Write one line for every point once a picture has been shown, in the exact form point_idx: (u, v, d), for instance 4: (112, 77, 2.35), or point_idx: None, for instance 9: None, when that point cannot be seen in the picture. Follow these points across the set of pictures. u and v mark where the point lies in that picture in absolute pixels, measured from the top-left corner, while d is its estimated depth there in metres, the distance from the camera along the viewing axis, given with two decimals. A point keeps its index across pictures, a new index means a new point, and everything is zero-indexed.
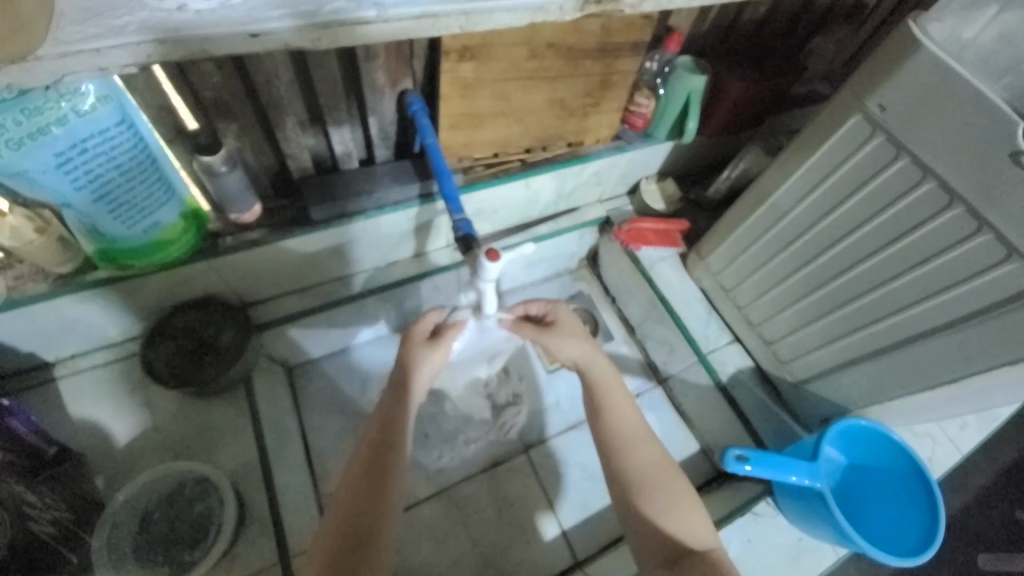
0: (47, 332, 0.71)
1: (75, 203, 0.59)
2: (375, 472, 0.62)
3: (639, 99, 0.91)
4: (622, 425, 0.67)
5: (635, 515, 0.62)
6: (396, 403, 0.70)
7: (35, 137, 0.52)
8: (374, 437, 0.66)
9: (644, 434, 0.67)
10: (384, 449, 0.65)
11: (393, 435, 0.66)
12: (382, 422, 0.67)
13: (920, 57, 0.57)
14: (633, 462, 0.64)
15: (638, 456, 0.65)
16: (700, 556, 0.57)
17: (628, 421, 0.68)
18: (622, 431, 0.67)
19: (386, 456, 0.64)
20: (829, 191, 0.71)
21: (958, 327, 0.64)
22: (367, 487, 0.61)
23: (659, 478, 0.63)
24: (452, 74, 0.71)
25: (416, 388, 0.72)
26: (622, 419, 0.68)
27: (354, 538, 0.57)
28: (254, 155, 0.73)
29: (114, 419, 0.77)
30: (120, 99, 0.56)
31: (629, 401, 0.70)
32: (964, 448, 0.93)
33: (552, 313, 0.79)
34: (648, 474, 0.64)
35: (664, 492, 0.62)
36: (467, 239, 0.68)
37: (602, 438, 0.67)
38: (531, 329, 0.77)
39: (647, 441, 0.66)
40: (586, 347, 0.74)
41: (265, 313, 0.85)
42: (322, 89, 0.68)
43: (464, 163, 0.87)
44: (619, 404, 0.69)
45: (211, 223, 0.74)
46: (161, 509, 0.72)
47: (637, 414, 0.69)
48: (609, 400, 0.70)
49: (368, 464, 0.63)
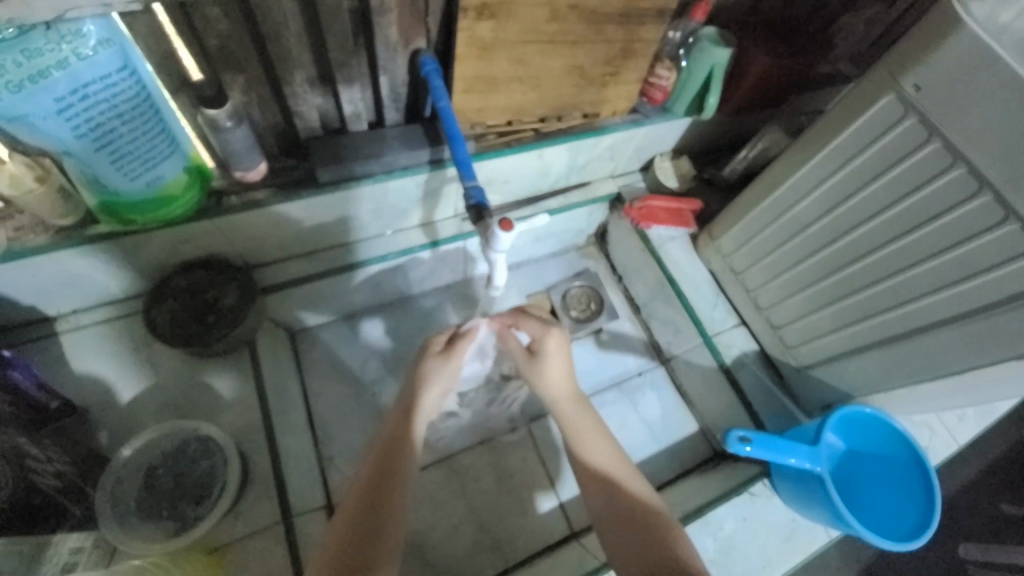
0: (48, 285, 0.70)
1: (76, 151, 0.56)
2: (381, 481, 0.63)
3: (661, 71, 0.87)
4: (605, 474, 0.66)
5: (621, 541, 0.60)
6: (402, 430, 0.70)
7: (34, 80, 0.49)
8: (379, 455, 0.66)
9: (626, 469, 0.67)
10: (393, 467, 0.65)
11: (394, 461, 0.66)
12: (384, 446, 0.67)
13: (961, 36, 0.54)
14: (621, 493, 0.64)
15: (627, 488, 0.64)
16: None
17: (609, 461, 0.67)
18: (600, 484, 0.65)
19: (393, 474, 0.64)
20: (852, 173, 0.69)
21: (974, 318, 0.63)
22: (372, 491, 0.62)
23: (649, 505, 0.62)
24: (468, 33, 0.68)
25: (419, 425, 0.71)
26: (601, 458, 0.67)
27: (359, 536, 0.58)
28: (261, 112, 0.71)
29: (115, 376, 0.76)
30: (122, 43, 0.53)
31: (606, 450, 0.68)
32: (961, 439, 0.93)
33: (541, 339, 0.76)
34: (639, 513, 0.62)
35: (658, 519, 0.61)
36: (478, 208, 0.66)
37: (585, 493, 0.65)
38: (520, 353, 0.78)
39: (634, 486, 0.65)
40: (567, 399, 0.73)
41: (268, 277, 0.84)
42: (333, 43, 0.65)
43: (476, 130, 0.84)
44: (597, 456, 0.68)
45: (215, 181, 0.72)
46: (165, 464, 0.72)
47: (616, 452, 0.69)
48: (585, 441, 0.69)
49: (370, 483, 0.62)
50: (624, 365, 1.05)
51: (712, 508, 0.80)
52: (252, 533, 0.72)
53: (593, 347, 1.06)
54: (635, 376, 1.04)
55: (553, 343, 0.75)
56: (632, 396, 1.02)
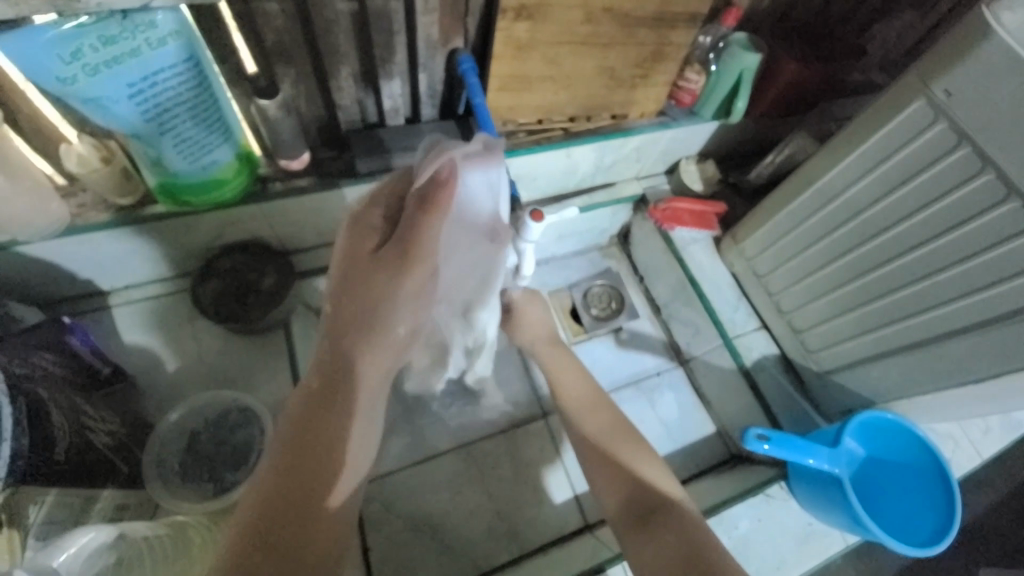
0: (106, 261, 0.75)
1: (141, 133, 0.61)
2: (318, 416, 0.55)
3: (689, 75, 0.89)
4: (576, 394, 0.79)
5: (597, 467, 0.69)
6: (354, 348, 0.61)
7: (109, 65, 0.54)
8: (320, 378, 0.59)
9: (597, 404, 0.77)
10: None
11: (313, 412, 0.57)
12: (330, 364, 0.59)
13: (991, 42, 0.54)
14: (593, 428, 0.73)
15: (595, 422, 0.74)
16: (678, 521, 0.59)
17: (582, 396, 0.78)
18: (575, 400, 0.78)
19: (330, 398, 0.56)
20: (881, 176, 0.70)
21: (999, 324, 0.63)
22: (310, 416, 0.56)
23: (618, 436, 0.72)
24: (506, 33, 0.71)
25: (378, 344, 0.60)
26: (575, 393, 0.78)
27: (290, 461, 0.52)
28: (307, 104, 0.75)
29: (161, 348, 0.81)
30: (188, 34, 0.58)
31: (584, 376, 0.81)
32: (986, 452, 0.91)
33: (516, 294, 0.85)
34: (598, 437, 0.72)
35: (630, 449, 0.69)
36: (511, 199, 0.71)
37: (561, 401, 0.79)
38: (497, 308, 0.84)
39: (602, 408, 0.76)
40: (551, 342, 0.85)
41: (305, 262, 0.88)
42: (378, 41, 0.69)
43: (508, 127, 0.87)
44: (570, 378, 0.81)
45: (261, 168, 0.77)
46: (207, 430, 0.76)
47: (590, 386, 0.79)
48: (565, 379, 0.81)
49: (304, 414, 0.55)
50: (643, 364, 1.06)
51: (727, 507, 0.81)
52: None
53: (612, 345, 1.08)
54: (654, 375, 1.05)
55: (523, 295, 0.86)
56: (650, 394, 1.03)
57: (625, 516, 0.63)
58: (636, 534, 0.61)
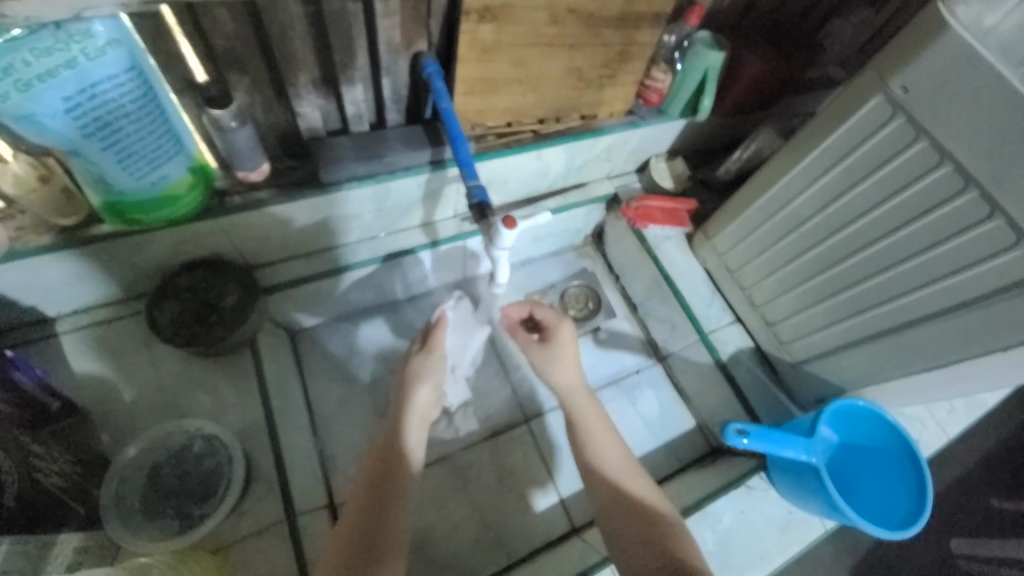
0: (49, 287, 0.70)
1: (82, 150, 0.57)
2: (381, 499, 0.63)
3: (656, 74, 0.90)
4: (610, 458, 0.68)
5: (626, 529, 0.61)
6: (395, 434, 0.71)
7: (43, 79, 0.50)
8: (372, 469, 0.67)
9: (632, 468, 0.68)
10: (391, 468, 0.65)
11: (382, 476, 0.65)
12: (381, 454, 0.69)
13: (941, 41, 0.56)
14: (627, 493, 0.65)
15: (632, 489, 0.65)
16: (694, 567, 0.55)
17: (618, 460, 0.68)
18: (607, 464, 0.68)
19: (389, 484, 0.65)
20: (843, 172, 0.71)
21: (962, 310, 0.65)
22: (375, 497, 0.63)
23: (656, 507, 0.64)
24: (470, 36, 0.69)
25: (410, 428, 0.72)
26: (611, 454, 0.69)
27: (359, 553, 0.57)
28: (264, 112, 0.71)
29: (116, 375, 0.76)
30: (130, 43, 0.54)
31: (618, 441, 0.71)
32: (951, 431, 0.95)
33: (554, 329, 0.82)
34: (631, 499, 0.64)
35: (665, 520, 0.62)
36: (481, 206, 0.67)
37: (589, 460, 0.69)
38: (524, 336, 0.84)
39: (635, 476, 0.67)
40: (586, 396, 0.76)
41: (269, 277, 0.84)
42: (336, 45, 0.66)
43: (477, 131, 0.85)
44: (605, 442, 0.70)
45: (218, 181, 0.73)
46: (169, 462, 0.73)
47: (626, 450, 0.70)
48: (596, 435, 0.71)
49: (369, 497, 0.63)
50: (622, 363, 1.07)
51: (710, 502, 0.82)
52: (257, 531, 0.72)
53: (591, 345, 1.08)
54: (633, 373, 1.06)
55: (564, 333, 0.81)
56: (630, 392, 1.04)
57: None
58: None
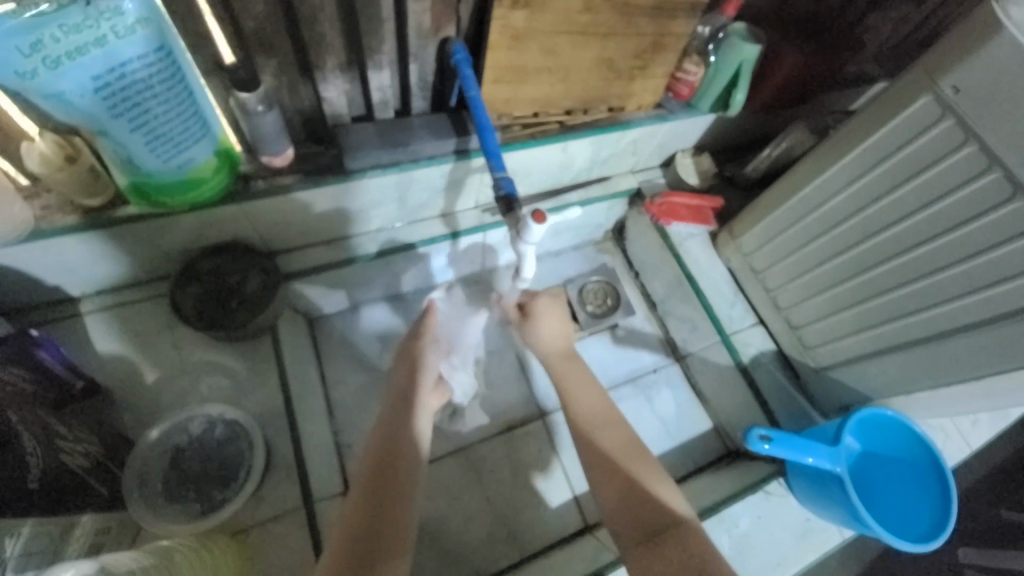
0: (74, 266, 0.70)
1: (110, 130, 0.56)
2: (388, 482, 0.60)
3: (688, 66, 0.86)
4: (592, 417, 0.72)
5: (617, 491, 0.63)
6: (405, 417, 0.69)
7: (72, 57, 0.49)
8: (375, 454, 0.63)
9: (612, 417, 0.72)
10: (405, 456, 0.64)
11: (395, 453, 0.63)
12: (383, 437, 0.66)
13: (1000, 39, 0.53)
14: (607, 440, 0.69)
15: (611, 436, 0.69)
16: (687, 533, 0.57)
17: (596, 407, 0.73)
18: (593, 422, 0.71)
19: (393, 469, 0.61)
20: (883, 174, 0.69)
21: (1005, 322, 0.63)
22: (379, 484, 0.60)
23: (633, 454, 0.67)
24: (502, 22, 0.68)
25: (419, 415, 0.71)
26: (585, 404, 0.74)
27: (363, 547, 0.53)
28: (291, 96, 0.70)
29: (139, 357, 0.76)
30: (159, 23, 0.53)
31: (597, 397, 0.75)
32: (974, 443, 0.93)
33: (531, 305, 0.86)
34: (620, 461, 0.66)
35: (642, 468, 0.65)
36: (508, 198, 0.65)
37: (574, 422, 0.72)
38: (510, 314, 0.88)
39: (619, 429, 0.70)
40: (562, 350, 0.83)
41: (291, 263, 0.84)
42: (366, 29, 0.65)
43: (503, 121, 0.84)
44: (587, 399, 0.74)
45: (243, 165, 0.72)
46: (191, 446, 0.73)
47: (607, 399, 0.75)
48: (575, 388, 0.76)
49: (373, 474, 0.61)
50: (639, 361, 1.06)
51: (727, 505, 0.81)
52: (275, 516, 0.73)
53: (608, 342, 1.07)
54: (651, 372, 1.05)
55: (541, 306, 0.86)
56: (647, 391, 1.02)
57: (628, 541, 0.59)
58: (648, 556, 0.56)
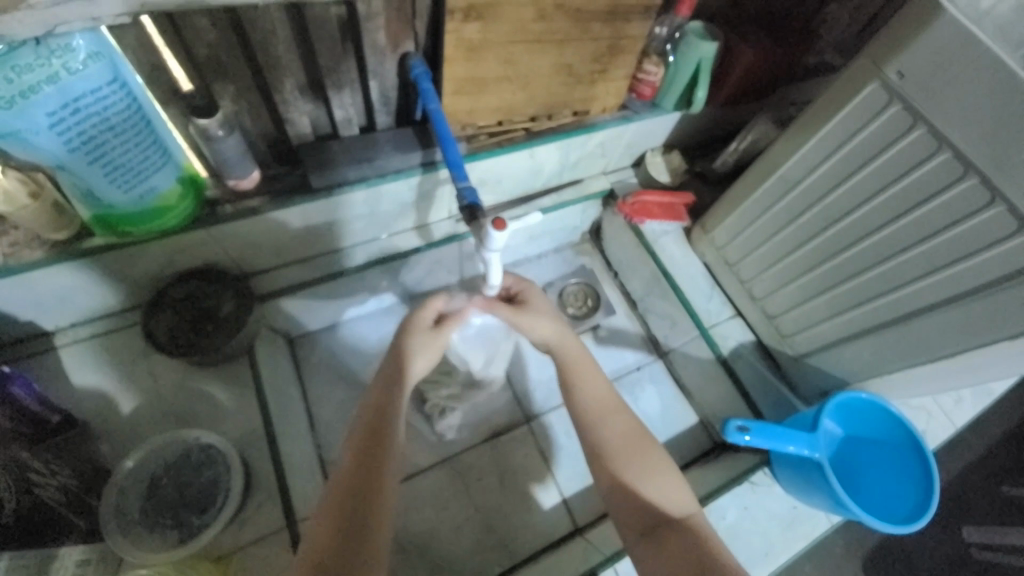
0: (44, 300, 0.70)
1: (69, 165, 0.57)
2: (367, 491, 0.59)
3: (648, 67, 0.88)
4: (590, 397, 0.69)
5: (614, 485, 0.63)
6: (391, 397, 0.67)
7: (25, 95, 0.50)
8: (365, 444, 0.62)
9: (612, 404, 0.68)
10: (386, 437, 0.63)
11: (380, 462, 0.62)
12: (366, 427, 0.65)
13: (939, 22, 0.55)
14: (606, 432, 0.66)
15: (606, 427, 0.66)
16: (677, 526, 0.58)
17: (596, 394, 0.69)
18: (590, 406, 0.68)
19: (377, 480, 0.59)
20: (842, 161, 0.70)
21: (966, 300, 0.64)
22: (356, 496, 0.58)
23: (628, 443, 0.65)
24: (455, 35, 0.69)
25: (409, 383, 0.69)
26: (585, 393, 0.69)
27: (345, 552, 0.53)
28: (252, 119, 0.71)
29: (115, 387, 0.77)
30: (111, 56, 0.54)
31: (597, 374, 0.71)
32: (958, 422, 0.94)
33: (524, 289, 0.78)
34: (602, 448, 0.65)
35: (638, 459, 0.63)
36: (472, 208, 0.66)
37: (574, 411, 0.69)
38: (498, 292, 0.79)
39: (614, 413, 0.68)
40: (556, 323, 0.74)
41: (265, 285, 0.84)
42: (322, 50, 0.66)
43: (468, 131, 0.85)
44: (585, 375, 0.71)
45: (208, 190, 0.73)
46: (168, 474, 0.73)
47: (607, 385, 0.70)
48: (575, 375, 0.71)
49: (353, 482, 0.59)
50: (623, 360, 1.06)
51: (714, 498, 0.81)
52: (259, 538, 0.73)
53: (591, 343, 1.07)
54: (634, 370, 1.05)
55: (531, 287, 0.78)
56: (632, 390, 1.03)
57: (628, 527, 0.61)
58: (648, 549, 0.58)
